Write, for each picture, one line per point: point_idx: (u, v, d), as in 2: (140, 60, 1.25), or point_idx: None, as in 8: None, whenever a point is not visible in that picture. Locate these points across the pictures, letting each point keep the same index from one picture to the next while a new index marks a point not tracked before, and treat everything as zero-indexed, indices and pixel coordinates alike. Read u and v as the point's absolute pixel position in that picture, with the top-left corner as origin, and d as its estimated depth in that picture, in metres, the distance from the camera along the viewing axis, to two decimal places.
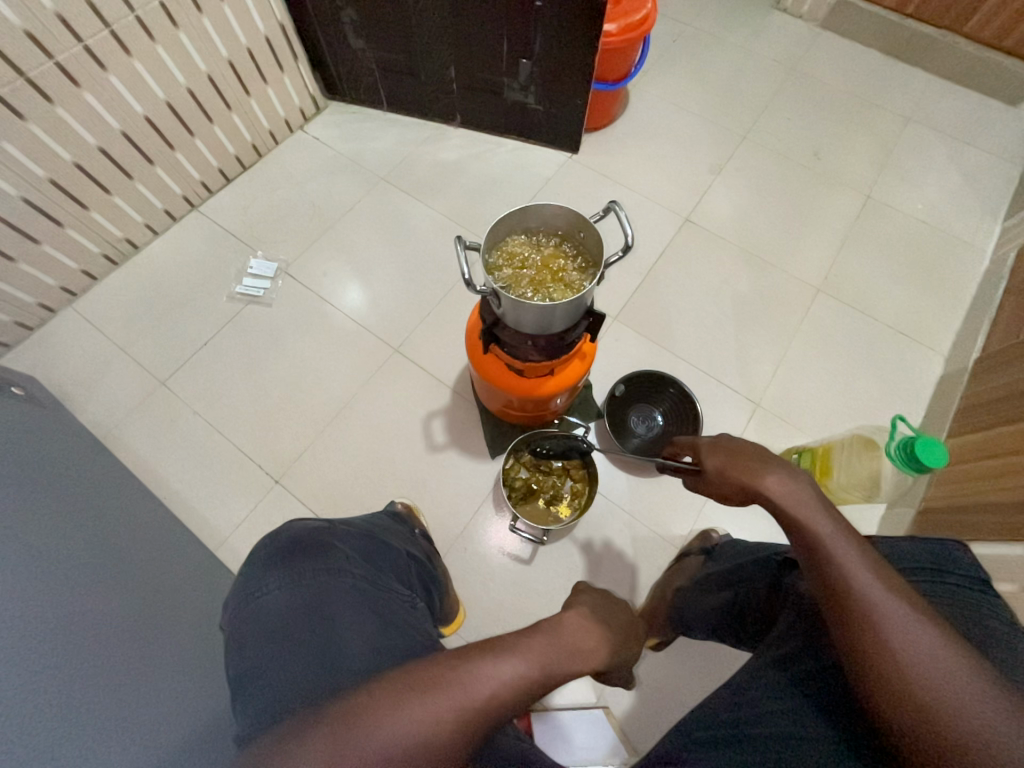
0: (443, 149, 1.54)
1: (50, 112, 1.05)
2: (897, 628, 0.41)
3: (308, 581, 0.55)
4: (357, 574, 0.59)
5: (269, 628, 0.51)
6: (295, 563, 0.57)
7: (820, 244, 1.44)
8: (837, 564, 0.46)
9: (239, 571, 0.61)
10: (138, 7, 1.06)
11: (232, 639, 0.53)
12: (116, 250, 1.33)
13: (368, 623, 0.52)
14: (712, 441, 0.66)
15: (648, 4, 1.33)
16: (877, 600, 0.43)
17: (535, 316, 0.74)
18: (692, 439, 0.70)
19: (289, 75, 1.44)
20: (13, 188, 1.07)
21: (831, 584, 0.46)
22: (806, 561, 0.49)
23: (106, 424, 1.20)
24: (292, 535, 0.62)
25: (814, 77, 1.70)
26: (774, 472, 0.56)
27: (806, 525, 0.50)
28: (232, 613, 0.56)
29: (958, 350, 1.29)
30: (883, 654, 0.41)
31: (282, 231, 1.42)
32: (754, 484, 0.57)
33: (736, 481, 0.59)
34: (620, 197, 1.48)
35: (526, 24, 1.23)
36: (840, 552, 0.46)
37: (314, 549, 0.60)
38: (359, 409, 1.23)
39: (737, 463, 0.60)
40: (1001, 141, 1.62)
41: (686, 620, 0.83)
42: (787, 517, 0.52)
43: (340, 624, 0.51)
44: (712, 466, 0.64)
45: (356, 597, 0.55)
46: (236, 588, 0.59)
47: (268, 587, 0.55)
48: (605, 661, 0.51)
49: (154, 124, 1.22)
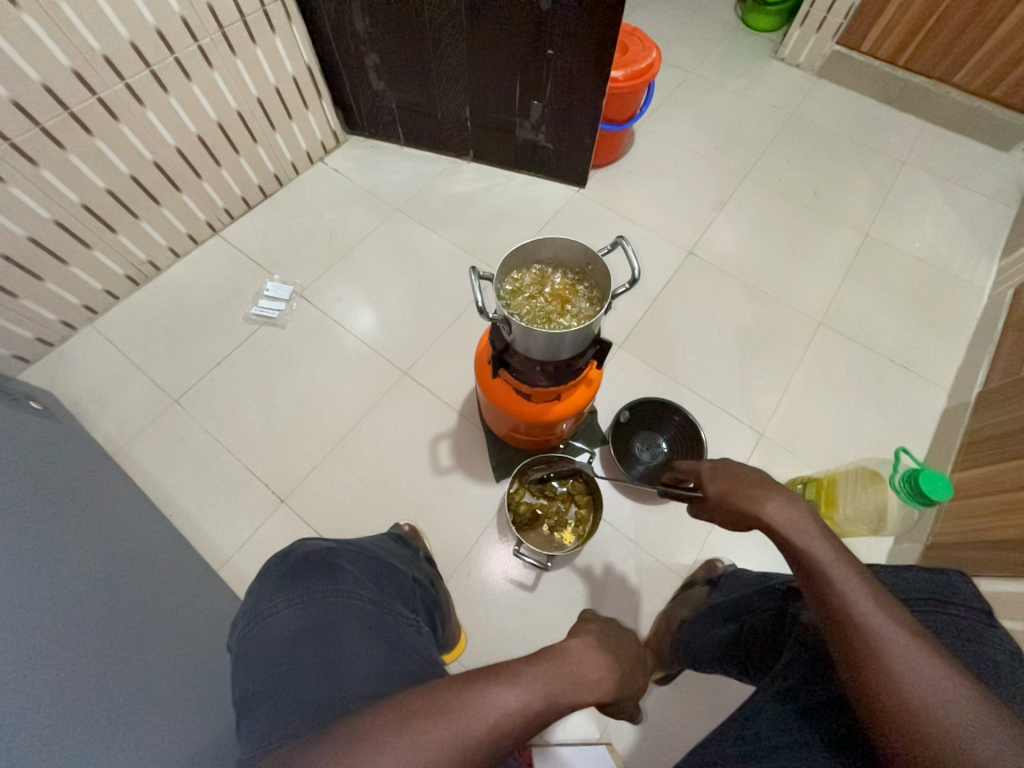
0: (456, 182, 1.61)
1: (88, 143, 1.11)
2: (898, 658, 0.41)
3: (317, 601, 0.56)
4: (365, 597, 0.59)
5: (276, 647, 0.52)
6: (305, 584, 0.58)
7: (821, 278, 1.48)
8: (838, 592, 0.46)
9: (249, 589, 0.62)
10: (178, 49, 1.13)
11: (238, 658, 0.53)
12: (139, 272, 1.38)
13: (374, 645, 0.52)
14: (714, 467, 0.67)
15: (653, 53, 1.41)
16: (877, 629, 0.43)
17: (544, 344, 0.76)
18: (694, 463, 0.71)
19: (313, 111, 1.53)
20: (47, 212, 1.13)
21: (832, 611, 0.46)
22: (807, 589, 0.50)
23: (117, 440, 1.21)
24: (302, 555, 0.63)
25: (811, 121, 1.78)
26: (774, 499, 0.57)
27: (806, 552, 0.51)
28: (240, 632, 0.56)
29: (961, 384, 1.30)
30: (886, 684, 0.41)
31: (299, 256, 1.47)
32: (754, 509, 0.58)
33: (737, 507, 0.60)
34: (626, 230, 1.54)
35: (538, 70, 1.30)
36: (839, 580, 0.47)
37: (324, 570, 0.61)
38: (366, 430, 1.25)
39: (738, 489, 0.61)
40: (994, 184, 1.68)
41: (691, 651, 0.82)
42: (787, 544, 0.53)
43: (346, 645, 0.51)
44: (713, 491, 0.65)
45: (363, 620, 0.56)
46: (244, 607, 0.59)
47: (276, 608, 0.55)
48: (611, 692, 0.50)
49: (184, 155, 1.29)
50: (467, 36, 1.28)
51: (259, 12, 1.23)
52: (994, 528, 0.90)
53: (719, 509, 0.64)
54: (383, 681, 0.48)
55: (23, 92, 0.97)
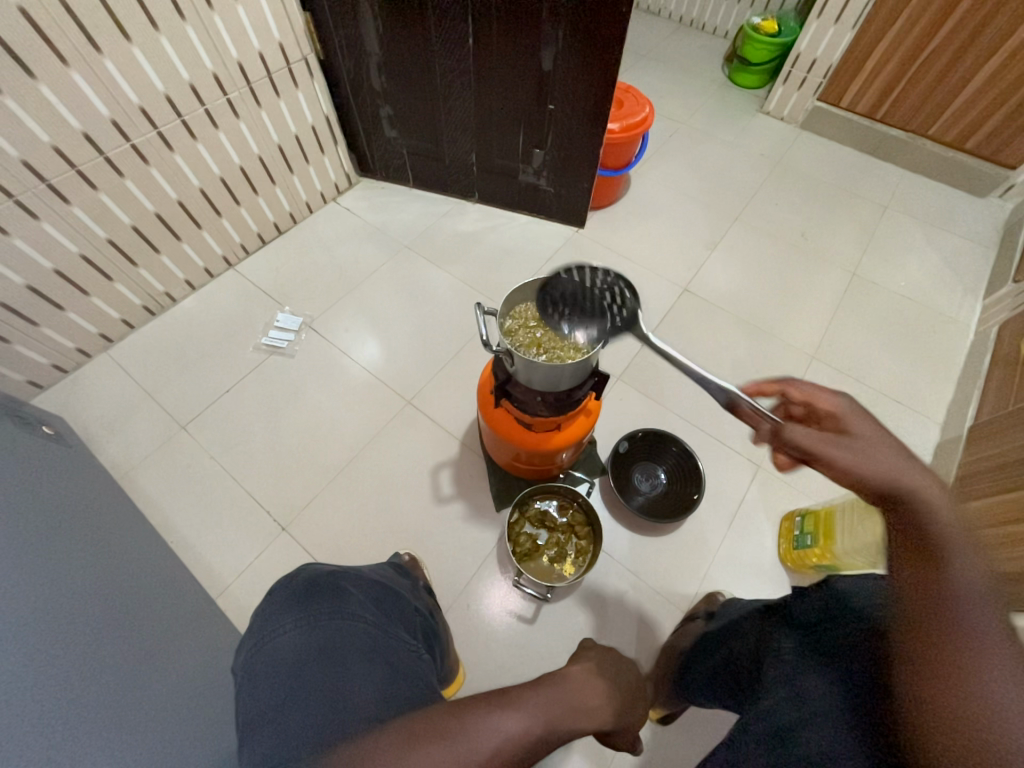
0: (462, 221, 1.69)
1: (119, 184, 1.18)
2: (992, 676, 0.39)
3: (323, 623, 0.57)
4: (369, 620, 0.61)
5: (280, 667, 0.52)
6: (310, 605, 0.59)
7: (812, 315, 1.53)
8: (961, 588, 0.43)
9: (255, 610, 0.63)
10: (208, 101, 1.23)
11: (244, 677, 0.54)
12: (156, 303, 1.44)
13: (377, 668, 0.53)
14: (860, 416, 0.58)
15: (646, 108, 1.53)
16: (985, 643, 0.40)
17: (543, 374, 0.79)
18: (825, 392, 0.62)
19: (329, 156, 1.63)
20: (74, 245, 1.19)
21: (935, 604, 0.44)
22: (914, 577, 0.47)
23: (123, 465, 1.23)
24: (308, 577, 0.65)
25: (797, 169, 1.89)
26: (930, 482, 0.50)
27: (935, 541, 0.47)
28: (246, 654, 0.57)
29: (953, 419, 1.33)
30: (963, 690, 0.40)
31: (310, 290, 1.53)
32: (887, 475, 0.52)
33: (874, 467, 0.53)
34: (624, 268, 1.60)
35: (540, 121, 1.40)
36: (963, 586, 0.43)
37: (329, 592, 0.62)
38: (369, 458, 1.27)
39: (883, 454, 0.54)
40: (974, 228, 1.77)
41: (687, 684, 0.82)
42: (918, 524, 0.48)
43: (349, 668, 0.52)
44: (850, 435, 0.57)
45: (366, 642, 0.57)
46: (251, 628, 0.60)
47: (284, 628, 0.56)
48: (611, 723, 0.51)
49: (206, 195, 1.36)
50: (474, 92, 1.38)
51: (284, 70, 1.34)
52: None
53: (832, 448, 0.57)
54: (385, 705, 0.48)
55: (63, 138, 1.05)
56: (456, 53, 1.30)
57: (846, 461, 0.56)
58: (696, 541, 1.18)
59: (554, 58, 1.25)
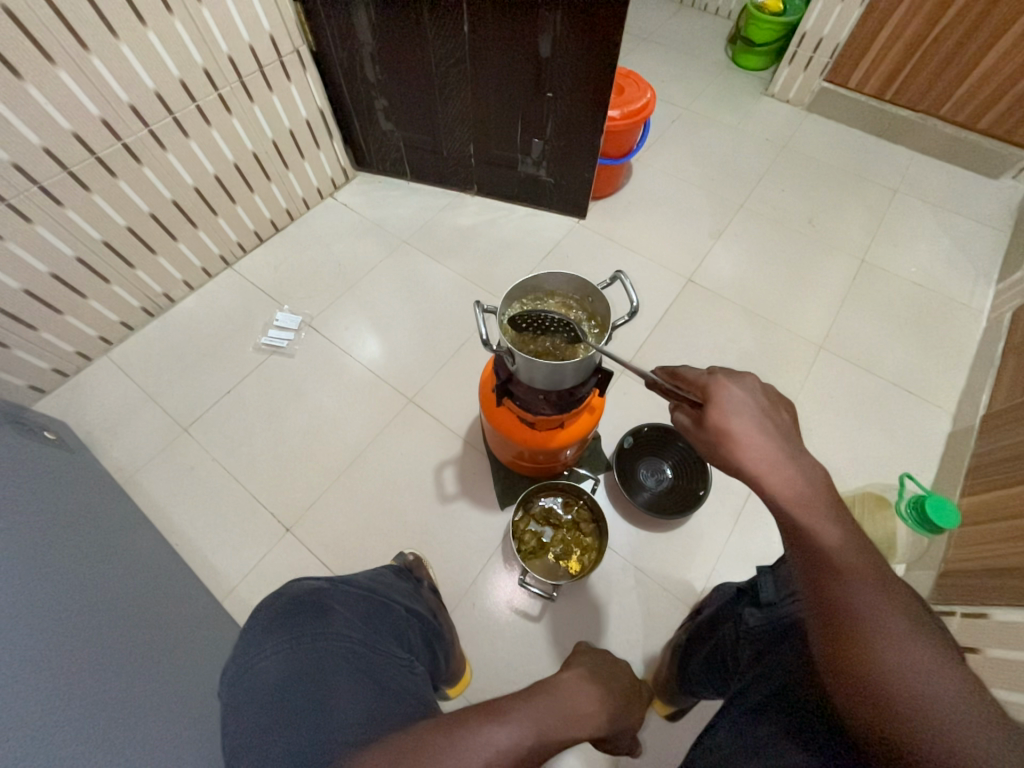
0: (461, 215, 1.66)
1: (112, 184, 1.17)
2: (890, 646, 0.39)
3: (307, 646, 0.54)
4: (355, 637, 0.58)
5: (263, 696, 0.49)
6: (293, 626, 0.56)
7: (820, 303, 1.50)
8: (842, 585, 0.42)
9: (239, 635, 0.60)
10: (199, 97, 1.20)
11: (227, 709, 0.51)
12: (154, 305, 1.43)
13: (365, 689, 0.50)
14: (725, 397, 0.55)
15: (648, 93, 1.49)
16: (881, 634, 0.39)
17: (546, 373, 0.77)
18: (703, 374, 0.60)
19: (324, 151, 1.60)
20: (69, 248, 1.17)
21: (821, 588, 0.43)
22: (797, 563, 0.45)
23: (128, 469, 1.23)
24: (293, 597, 0.62)
25: (803, 153, 1.85)
26: (796, 468, 0.49)
27: (802, 526, 0.46)
28: (230, 678, 0.54)
29: (966, 408, 1.30)
30: (865, 673, 0.39)
31: (309, 288, 1.52)
32: (757, 466, 0.50)
33: (735, 463, 0.52)
34: (627, 260, 1.58)
35: (539, 110, 1.37)
36: (845, 572, 0.42)
37: (313, 611, 0.59)
38: (372, 457, 1.26)
39: (755, 436, 0.52)
40: (986, 210, 1.72)
41: (686, 678, 0.82)
42: (789, 512, 0.47)
43: (336, 690, 0.49)
44: (720, 417, 0.54)
45: (353, 661, 0.54)
46: (234, 654, 0.57)
47: (265, 653, 0.53)
48: (606, 727, 0.51)
49: (201, 193, 1.35)
50: (470, 81, 1.35)
51: (276, 63, 1.31)
52: (998, 554, 0.89)
53: (711, 441, 0.55)
54: (375, 722, 0.46)
55: (53, 139, 1.03)
56: (451, 41, 1.26)
57: (723, 455, 0.53)
58: (702, 536, 1.16)
59: (551, 44, 1.21)
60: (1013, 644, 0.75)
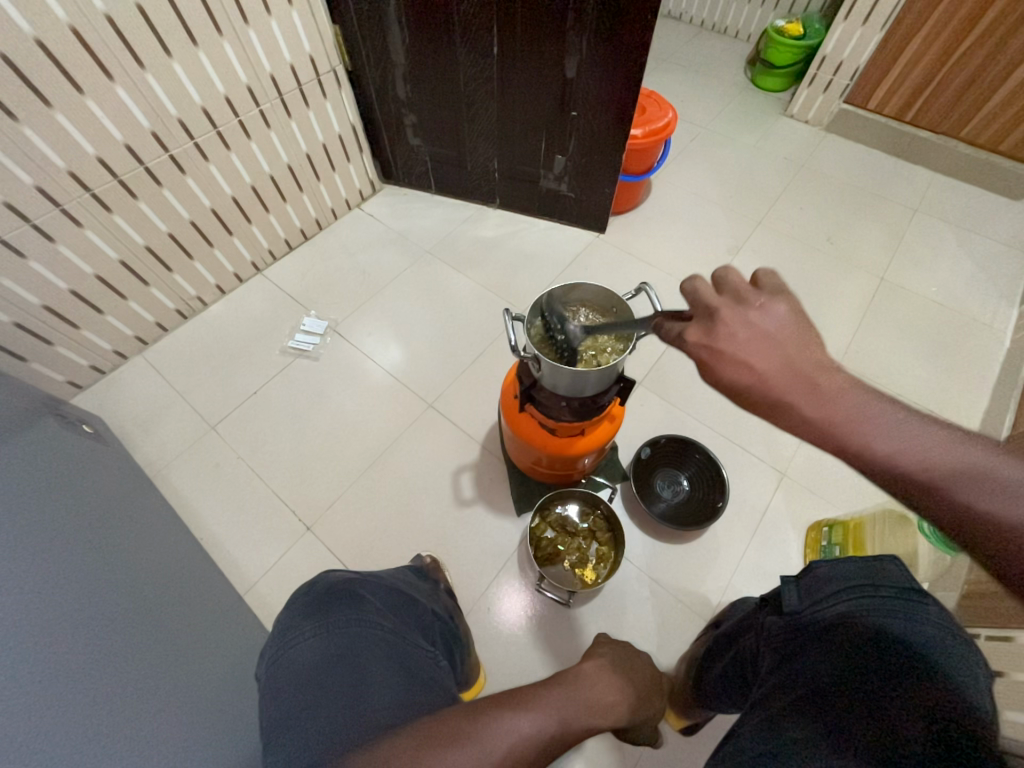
0: (483, 227, 1.71)
1: (157, 193, 1.23)
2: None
3: (341, 631, 0.56)
4: (386, 626, 0.60)
5: (300, 676, 0.51)
6: (328, 613, 0.58)
7: (838, 320, 1.51)
8: (957, 486, 0.41)
9: (276, 619, 0.62)
10: (242, 113, 1.27)
11: (266, 686, 0.53)
12: (188, 307, 1.49)
13: (396, 676, 0.52)
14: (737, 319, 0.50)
15: (670, 113, 1.52)
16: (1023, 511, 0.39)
17: (570, 379, 0.79)
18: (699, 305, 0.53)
19: (354, 164, 1.66)
20: (114, 251, 1.23)
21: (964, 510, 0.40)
22: (919, 498, 0.42)
23: (157, 464, 1.27)
24: (326, 585, 0.64)
25: (822, 172, 1.86)
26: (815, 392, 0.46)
27: (900, 457, 0.42)
28: (268, 660, 0.56)
29: (989, 429, 1.29)
30: None
31: (335, 294, 1.57)
32: (788, 407, 0.46)
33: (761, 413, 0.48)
34: (645, 274, 1.60)
35: (562, 128, 1.41)
36: (953, 470, 0.41)
37: (347, 599, 0.61)
38: (391, 460, 1.28)
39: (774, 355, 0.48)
40: (1007, 232, 1.72)
41: (703, 690, 0.82)
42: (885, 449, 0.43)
43: (370, 674, 0.51)
44: (717, 363, 0.50)
45: (384, 648, 0.56)
46: (271, 637, 0.59)
47: (303, 635, 0.56)
48: (626, 720, 0.53)
49: (238, 202, 1.41)
50: (498, 99, 1.40)
51: (314, 81, 1.38)
52: None
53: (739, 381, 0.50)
54: (406, 707, 0.48)
55: (107, 150, 1.10)
56: (481, 62, 1.32)
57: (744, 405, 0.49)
58: (719, 549, 1.16)
59: (578, 65, 1.25)
60: None
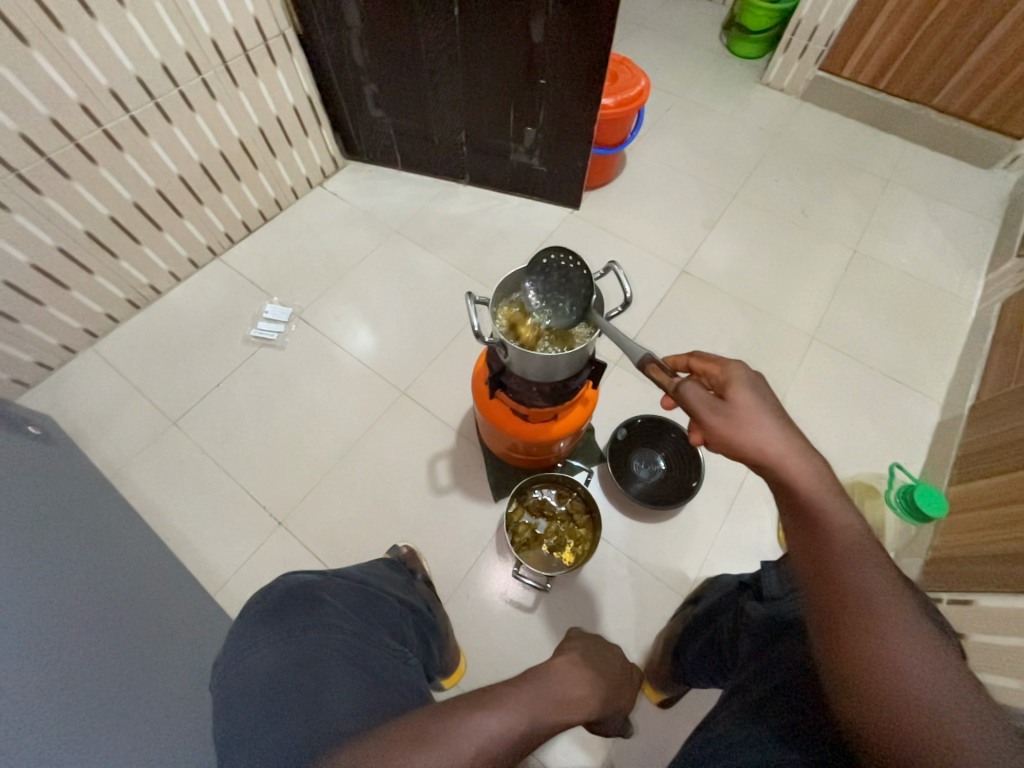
0: (453, 205, 1.64)
1: (93, 172, 1.14)
2: (893, 630, 0.39)
3: (297, 638, 0.53)
4: (347, 629, 0.58)
5: (254, 689, 0.49)
6: (284, 620, 0.55)
7: (812, 293, 1.51)
8: (846, 562, 0.43)
9: (230, 630, 0.59)
10: (182, 82, 1.17)
11: (218, 701, 0.51)
12: (140, 296, 1.40)
13: (356, 680, 0.50)
14: (746, 377, 0.58)
15: (643, 80, 1.47)
16: (879, 608, 0.40)
17: (539, 365, 0.77)
18: (726, 360, 0.61)
19: (313, 138, 1.57)
20: (50, 238, 1.14)
21: (826, 564, 0.44)
22: (803, 539, 0.47)
23: (115, 463, 1.21)
24: (284, 589, 0.62)
25: (797, 142, 1.84)
26: (807, 453, 0.51)
27: (817, 514, 0.47)
28: (220, 673, 0.54)
29: (954, 397, 1.31)
30: (864, 640, 0.39)
31: (299, 279, 1.49)
32: (770, 443, 0.52)
33: (742, 437, 0.54)
34: (620, 250, 1.57)
35: (531, 97, 1.35)
36: (848, 549, 0.44)
37: (304, 604, 0.59)
38: (364, 450, 1.25)
39: (764, 421, 0.54)
40: (976, 201, 1.73)
41: (681, 666, 0.83)
42: (803, 495, 0.48)
43: (328, 680, 0.49)
44: (739, 399, 0.57)
45: (344, 653, 0.53)
46: (224, 648, 0.56)
47: (257, 645, 0.53)
48: (596, 714, 0.52)
49: (186, 181, 1.31)
50: (462, 66, 1.32)
51: (262, 46, 1.28)
52: (981, 542, 0.91)
53: (727, 416, 0.56)
54: (366, 712, 0.46)
55: (31, 124, 1.00)
56: (441, 25, 1.23)
57: (735, 428, 0.55)
58: (695, 526, 1.17)
59: (544, 29, 1.18)
60: (1004, 630, 0.77)
